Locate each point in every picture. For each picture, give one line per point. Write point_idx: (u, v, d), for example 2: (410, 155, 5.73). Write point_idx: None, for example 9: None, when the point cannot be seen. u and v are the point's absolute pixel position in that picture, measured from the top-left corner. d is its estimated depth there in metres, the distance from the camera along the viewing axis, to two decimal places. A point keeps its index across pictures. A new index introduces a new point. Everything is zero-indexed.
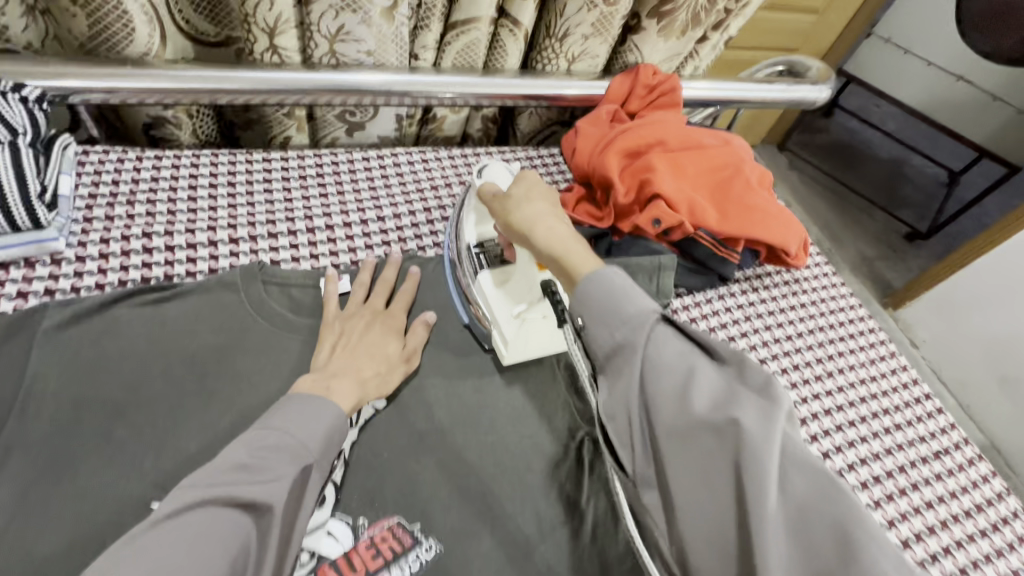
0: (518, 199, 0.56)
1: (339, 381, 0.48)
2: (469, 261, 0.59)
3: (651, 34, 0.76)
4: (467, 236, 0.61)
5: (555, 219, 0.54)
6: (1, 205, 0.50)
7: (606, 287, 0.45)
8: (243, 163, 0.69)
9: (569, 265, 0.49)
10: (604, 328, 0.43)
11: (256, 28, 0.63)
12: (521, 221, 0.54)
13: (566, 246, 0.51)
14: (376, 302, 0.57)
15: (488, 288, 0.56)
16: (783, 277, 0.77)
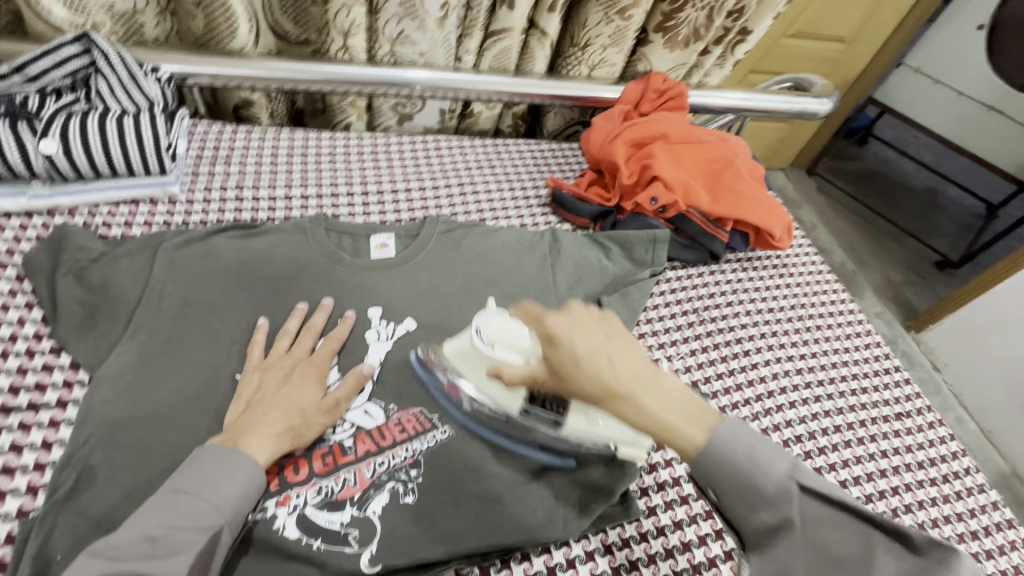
0: (557, 360, 0.45)
1: (251, 436, 0.48)
2: (539, 418, 0.54)
3: (657, 46, 0.87)
4: (512, 406, 0.53)
5: (638, 384, 0.43)
6: (139, 153, 0.66)
7: (735, 457, 0.40)
8: (314, 140, 0.84)
9: (674, 435, 0.41)
10: (744, 506, 0.40)
11: (334, 30, 0.78)
12: (607, 391, 0.43)
13: (677, 413, 0.42)
14: (299, 350, 0.57)
15: (583, 425, 0.52)
16: (772, 261, 0.86)
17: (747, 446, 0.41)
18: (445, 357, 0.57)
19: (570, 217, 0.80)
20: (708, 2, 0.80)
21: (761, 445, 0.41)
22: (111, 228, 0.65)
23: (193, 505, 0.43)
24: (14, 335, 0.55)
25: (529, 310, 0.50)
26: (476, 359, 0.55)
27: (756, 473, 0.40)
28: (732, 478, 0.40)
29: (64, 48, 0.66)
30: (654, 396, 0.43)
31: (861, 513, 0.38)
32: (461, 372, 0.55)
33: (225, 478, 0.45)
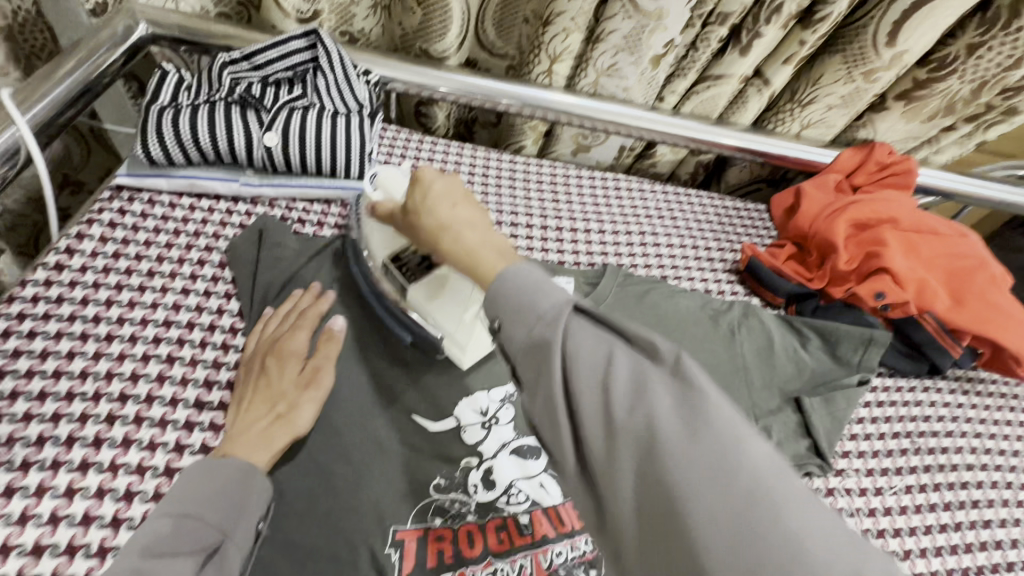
0: (412, 199, 0.44)
1: (240, 440, 0.45)
2: (392, 278, 0.52)
3: (893, 115, 0.75)
4: (377, 255, 0.53)
5: (465, 223, 0.41)
6: (344, 156, 0.65)
7: (522, 281, 0.34)
8: (493, 159, 0.80)
9: (476, 261, 0.38)
10: (518, 324, 0.33)
11: (543, 53, 0.74)
12: (436, 225, 0.42)
13: (478, 246, 0.39)
14: (274, 328, 0.53)
15: (424, 303, 0.51)
16: (1001, 387, 0.70)
17: (532, 281, 0.34)
18: (359, 210, 0.56)
19: (763, 292, 0.71)
20: (980, 75, 0.67)
21: (544, 284, 0.34)
22: (305, 225, 0.65)
23: (190, 521, 0.39)
24: (213, 325, 0.54)
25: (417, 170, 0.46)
26: (365, 205, 0.54)
27: (528, 303, 0.33)
28: (512, 305, 0.34)
29: (292, 42, 0.65)
30: (477, 235, 0.40)
31: (634, 340, 0.32)
32: (365, 222, 0.55)
33: (225, 489, 0.41)
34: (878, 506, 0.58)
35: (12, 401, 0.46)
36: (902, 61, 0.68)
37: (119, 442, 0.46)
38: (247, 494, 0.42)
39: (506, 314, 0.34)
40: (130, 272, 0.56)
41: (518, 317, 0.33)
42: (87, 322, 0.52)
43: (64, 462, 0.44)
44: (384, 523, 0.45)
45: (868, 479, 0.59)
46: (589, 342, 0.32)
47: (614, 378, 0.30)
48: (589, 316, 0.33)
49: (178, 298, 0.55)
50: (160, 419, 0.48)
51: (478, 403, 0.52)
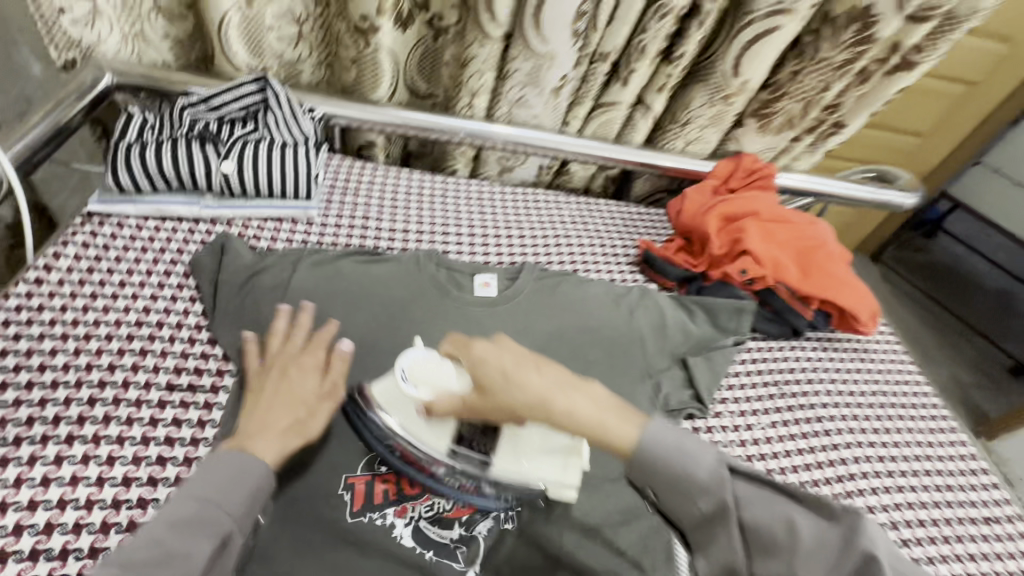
0: (472, 378, 0.49)
1: (264, 436, 0.50)
2: (467, 457, 0.53)
3: (751, 129, 0.93)
4: (438, 446, 0.53)
5: (565, 390, 0.47)
6: (293, 180, 0.77)
7: (663, 445, 0.44)
8: (428, 180, 0.93)
9: (605, 431, 0.45)
10: (683, 499, 0.42)
11: (463, 90, 0.88)
12: (489, 381, 0.48)
13: (597, 419, 0.45)
14: (294, 346, 0.58)
15: (510, 465, 0.54)
16: (854, 343, 0.86)
17: (675, 441, 0.44)
18: (378, 394, 0.55)
19: (657, 277, 0.85)
20: (806, 95, 0.86)
21: (689, 442, 0.44)
22: (260, 240, 0.75)
23: (204, 510, 0.44)
24: (180, 324, 0.63)
25: (456, 340, 0.52)
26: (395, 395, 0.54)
27: (680, 463, 0.43)
28: (664, 474, 0.43)
29: (245, 87, 0.76)
30: (584, 399, 0.47)
31: (799, 497, 0.42)
32: (383, 403, 0.54)
33: (235, 482, 0.46)
34: (748, 439, 0.71)
35: (3, 390, 0.55)
36: (747, 87, 0.85)
37: (99, 420, 0.54)
38: (255, 486, 0.47)
39: (659, 487, 0.43)
40: (103, 283, 0.65)
41: (683, 496, 0.42)
42: (66, 326, 0.60)
43: (51, 436, 0.53)
44: (334, 471, 0.55)
45: (741, 418, 0.73)
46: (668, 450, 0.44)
47: (772, 523, 0.41)
48: (740, 476, 0.44)
49: (147, 303, 0.64)
50: (135, 400, 0.56)
51: None
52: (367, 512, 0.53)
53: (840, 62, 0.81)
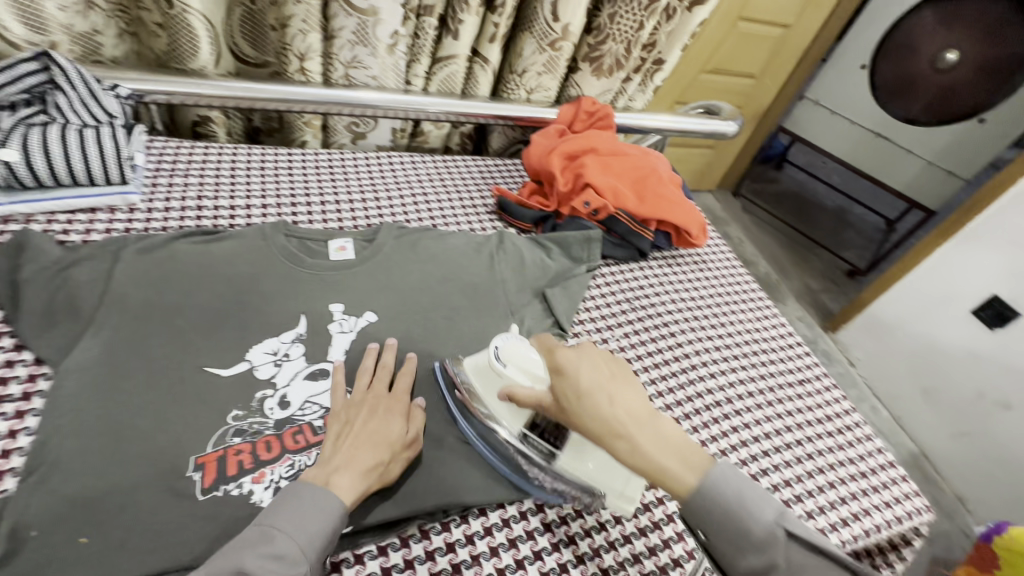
0: (568, 387, 0.50)
1: (342, 474, 0.49)
2: (535, 447, 0.55)
3: (586, 73, 0.98)
4: (511, 428, 0.56)
5: (633, 424, 0.48)
6: (101, 163, 0.70)
7: (721, 497, 0.45)
8: (270, 155, 0.88)
9: (659, 472, 0.46)
10: (737, 551, 0.45)
11: (291, 54, 0.84)
12: (578, 391, 0.49)
13: (664, 452, 0.47)
14: (379, 388, 0.58)
15: (575, 464, 0.54)
16: (692, 258, 0.97)
17: (736, 489, 0.46)
18: (465, 366, 0.61)
19: (515, 222, 0.89)
20: (625, 37, 0.93)
21: (749, 490, 0.46)
22: (70, 234, 0.67)
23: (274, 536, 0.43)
24: None
25: (552, 348, 0.54)
26: (490, 374, 0.58)
27: (749, 518, 0.44)
28: (722, 515, 0.45)
29: (21, 66, 0.67)
30: (648, 435, 0.47)
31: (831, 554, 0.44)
32: (477, 375, 0.59)
33: (317, 514, 0.46)
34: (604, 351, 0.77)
35: None
36: (571, 31, 0.90)
37: None
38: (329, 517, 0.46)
39: (713, 533, 0.46)
40: None
41: (750, 517, 0.45)
42: None
43: None
44: (179, 454, 0.52)
45: (597, 334, 0.79)
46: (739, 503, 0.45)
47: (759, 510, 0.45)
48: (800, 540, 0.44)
49: None
50: None
51: (268, 346, 0.62)
52: (222, 486, 0.51)
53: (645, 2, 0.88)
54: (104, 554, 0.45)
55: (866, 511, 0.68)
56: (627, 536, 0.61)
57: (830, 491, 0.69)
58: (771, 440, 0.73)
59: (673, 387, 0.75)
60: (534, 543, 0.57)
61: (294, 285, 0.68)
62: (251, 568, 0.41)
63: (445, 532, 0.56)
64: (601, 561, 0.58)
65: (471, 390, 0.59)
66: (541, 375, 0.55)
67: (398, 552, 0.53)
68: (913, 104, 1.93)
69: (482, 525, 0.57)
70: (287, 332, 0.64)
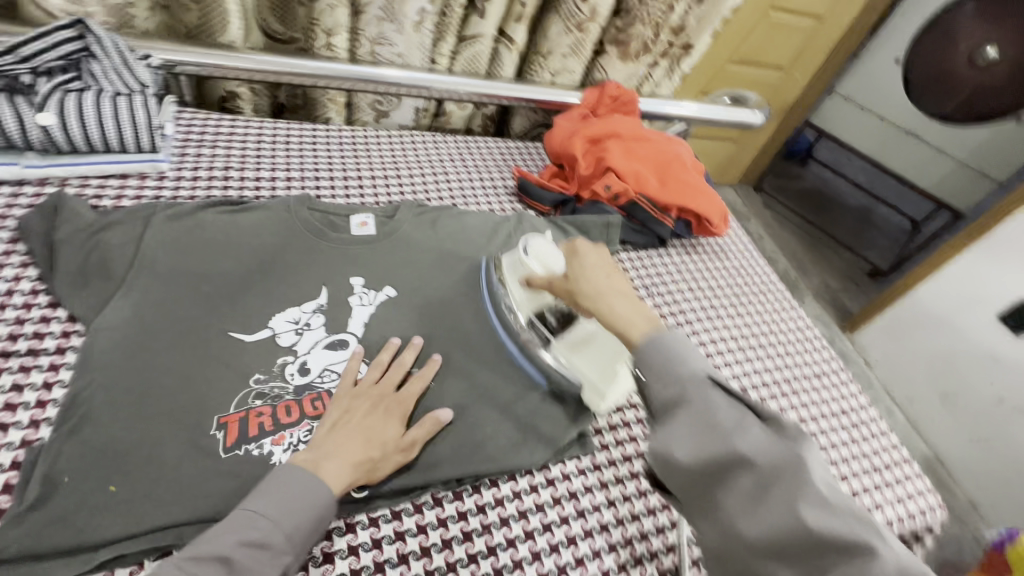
0: (574, 265, 0.59)
1: (330, 463, 0.50)
2: (537, 333, 0.65)
3: (612, 57, 0.97)
4: (523, 312, 0.66)
5: (615, 292, 0.54)
6: (132, 130, 0.71)
7: (666, 347, 0.47)
8: (294, 129, 0.89)
9: (627, 326, 0.51)
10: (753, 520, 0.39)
11: (319, 29, 0.85)
12: (573, 271, 0.58)
13: (635, 314, 0.52)
14: (388, 385, 0.59)
15: (565, 357, 0.64)
16: (712, 247, 0.96)
17: (680, 344, 0.47)
18: (502, 272, 0.70)
19: (534, 204, 0.89)
20: (654, 20, 0.91)
21: (711, 391, 0.44)
22: (102, 199, 0.69)
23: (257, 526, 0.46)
24: (12, 290, 0.58)
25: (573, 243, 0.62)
26: (518, 267, 0.67)
27: (714, 406, 0.43)
28: (660, 369, 0.46)
29: (59, 33, 0.69)
30: (625, 305, 0.53)
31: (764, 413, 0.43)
32: (505, 275, 0.69)
33: (303, 502, 0.48)
34: None
35: None
36: (599, 13, 0.89)
37: None
38: (316, 505, 0.48)
39: (674, 410, 0.44)
40: None
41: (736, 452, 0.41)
42: None
43: None
44: (204, 413, 0.54)
45: None
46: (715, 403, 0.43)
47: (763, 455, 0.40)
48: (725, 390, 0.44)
49: None
50: None
51: (289, 315, 0.63)
52: (243, 445, 0.53)
53: None
54: (133, 503, 0.47)
55: (877, 505, 0.68)
56: (636, 514, 0.61)
57: (842, 484, 0.69)
58: None
59: None
60: (544, 516, 0.58)
61: (316, 257, 0.69)
62: (236, 558, 0.44)
63: (457, 501, 0.57)
64: (609, 536, 0.59)
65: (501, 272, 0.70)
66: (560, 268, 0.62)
67: (412, 517, 0.55)
68: (947, 105, 1.87)
69: (493, 497, 0.58)
70: (308, 302, 0.65)
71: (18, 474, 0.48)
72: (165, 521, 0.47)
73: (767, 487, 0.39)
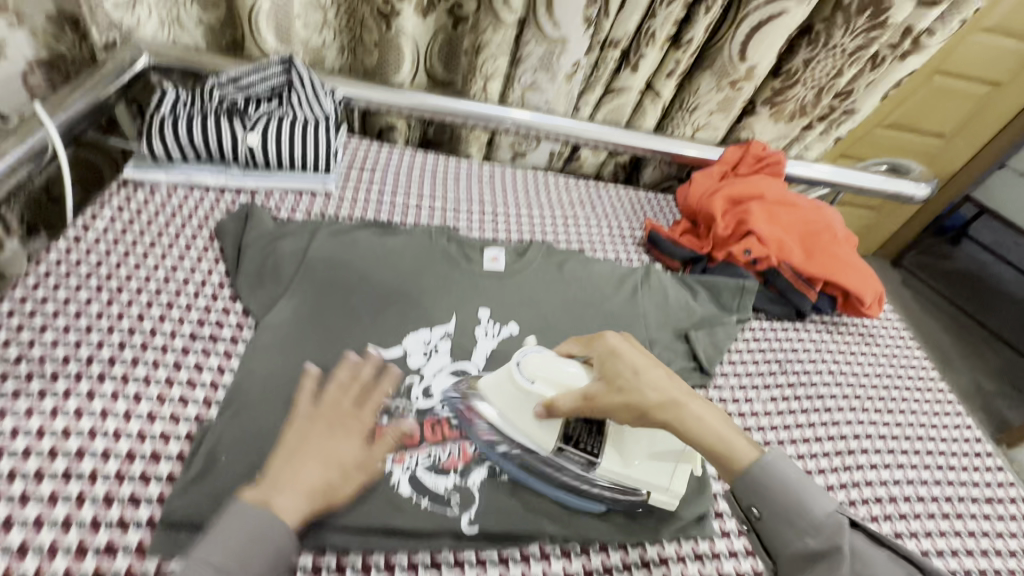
0: (614, 373, 0.54)
1: (287, 495, 0.46)
2: (572, 458, 0.55)
3: (762, 117, 0.95)
4: (547, 444, 0.55)
5: (685, 397, 0.53)
6: (313, 155, 0.81)
7: (789, 480, 0.50)
8: (442, 162, 0.96)
9: (727, 447, 0.51)
10: (790, 531, 0.49)
11: (478, 74, 0.92)
12: (627, 385, 0.53)
13: (722, 433, 0.52)
14: (343, 401, 0.53)
15: (618, 468, 0.55)
16: (858, 328, 0.86)
17: (794, 481, 0.50)
18: (485, 395, 0.58)
19: (663, 258, 0.87)
20: (818, 83, 0.88)
21: (809, 494, 0.49)
22: (280, 211, 0.79)
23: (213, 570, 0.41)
24: (205, 281, 0.68)
25: (603, 343, 0.56)
26: (512, 390, 0.56)
27: (800, 500, 0.49)
28: (782, 498, 0.49)
29: (271, 68, 0.81)
30: (701, 409, 0.53)
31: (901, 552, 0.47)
32: (497, 422, 0.57)
33: (258, 545, 0.43)
34: (747, 412, 0.71)
35: (43, 331, 0.59)
36: (756, 73, 0.87)
37: (129, 361, 0.58)
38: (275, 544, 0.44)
39: (763, 505, 0.50)
40: (135, 243, 0.70)
41: (792, 526, 0.48)
42: (101, 279, 0.65)
43: (84, 374, 0.56)
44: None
45: (741, 392, 0.73)
46: (792, 482, 0.50)
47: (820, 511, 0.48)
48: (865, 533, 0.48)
49: (176, 262, 0.69)
50: (161, 346, 0.61)
51: (421, 336, 0.67)
52: None
53: (851, 49, 0.83)
54: None
55: None
56: None
57: None
58: (945, 559, 0.62)
59: (824, 469, 0.68)
60: None
61: (451, 284, 0.73)
62: None
63: (565, 559, 0.55)
64: None
65: (476, 409, 0.58)
66: (580, 381, 0.55)
67: (518, 565, 0.53)
68: None
69: (602, 563, 0.55)
70: (438, 327, 0.68)
71: (189, 446, 0.54)
72: None
73: (797, 517, 0.48)
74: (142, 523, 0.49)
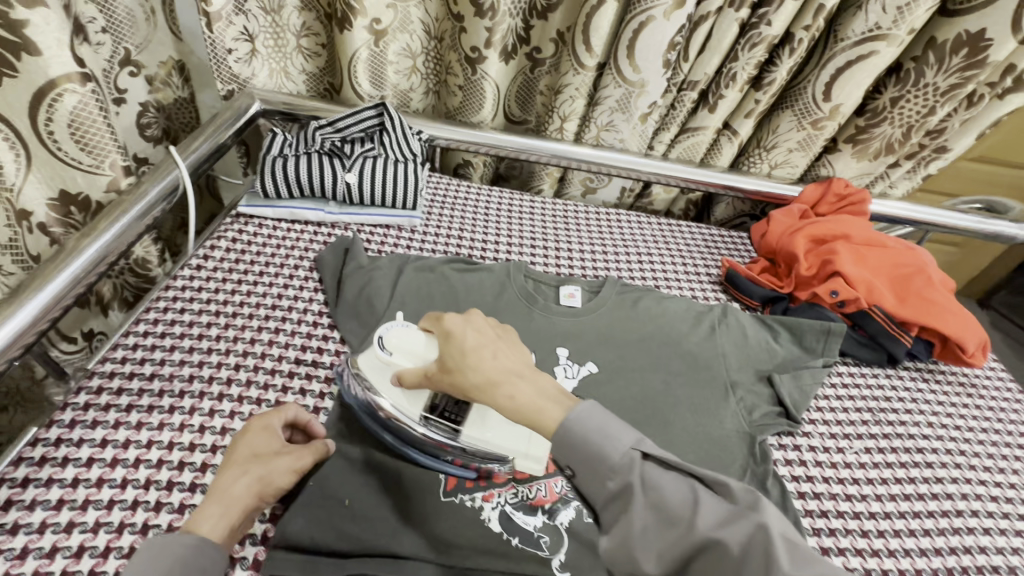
0: (448, 356, 0.53)
1: (214, 509, 0.49)
2: (437, 427, 0.58)
3: (845, 155, 0.93)
4: (412, 415, 0.58)
5: (516, 376, 0.50)
6: (402, 192, 0.86)
7: (585, 429, 0.45)
8: (517, 198, 1.00)
9: (539, 418, 0.47)
10: (597, 480, 0.43)
11: (555, 115, 0.95)
12: (462, 352, 0.52)
13: (542, 399, 0.48)
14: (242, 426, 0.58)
15: (477, 433, 0.58)
16: (959, 378, 0.81)
17: (600, 422, 0.45)
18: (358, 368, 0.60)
19: (741, 297, 0.86)
20: (907, 120, 0.86)
21: (612, 423, 0.45)
22: (371, 244, 0.84)
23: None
24: (307, 309, 0.73)
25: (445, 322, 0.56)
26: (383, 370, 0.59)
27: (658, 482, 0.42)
28: (585, 456, 0.44)
29: (365, 111, 0.86)
30: (530, 387, 0.49)
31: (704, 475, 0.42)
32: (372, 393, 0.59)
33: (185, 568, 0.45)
34: (839, 463, 0.68)
35: (171, 351, 0.65)
36: (840, 111, 0.86)
37: (244, 382, 0.64)
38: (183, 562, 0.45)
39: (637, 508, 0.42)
40: (247, 271, 0.76)
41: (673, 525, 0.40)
42: (219, 304, 0.71)
43: (206, 392, 0.62)
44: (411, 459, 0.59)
45: (831, 440, 0.70)
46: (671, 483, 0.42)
47: (675, 495, 0.41)
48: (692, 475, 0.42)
49: (281, 290, 0.75)
50: (271, 368, 0.66)
51: None
52: (457, 494, 0.57)
53: (944, 87, 0.80)
54: (374, 516, 0.54)
55: None
56: None
57: None
58: None
59: (930, 530, 0.63)
60: None
61: (532, 319, 0.75)
62: None
63: None
64: None
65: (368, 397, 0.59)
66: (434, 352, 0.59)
67: None
68: None
69: None
70: None
71: None
72: (396, 542, 0.53)
73: (667, 516, 0.40)
74: (257, 538, 0.53)
